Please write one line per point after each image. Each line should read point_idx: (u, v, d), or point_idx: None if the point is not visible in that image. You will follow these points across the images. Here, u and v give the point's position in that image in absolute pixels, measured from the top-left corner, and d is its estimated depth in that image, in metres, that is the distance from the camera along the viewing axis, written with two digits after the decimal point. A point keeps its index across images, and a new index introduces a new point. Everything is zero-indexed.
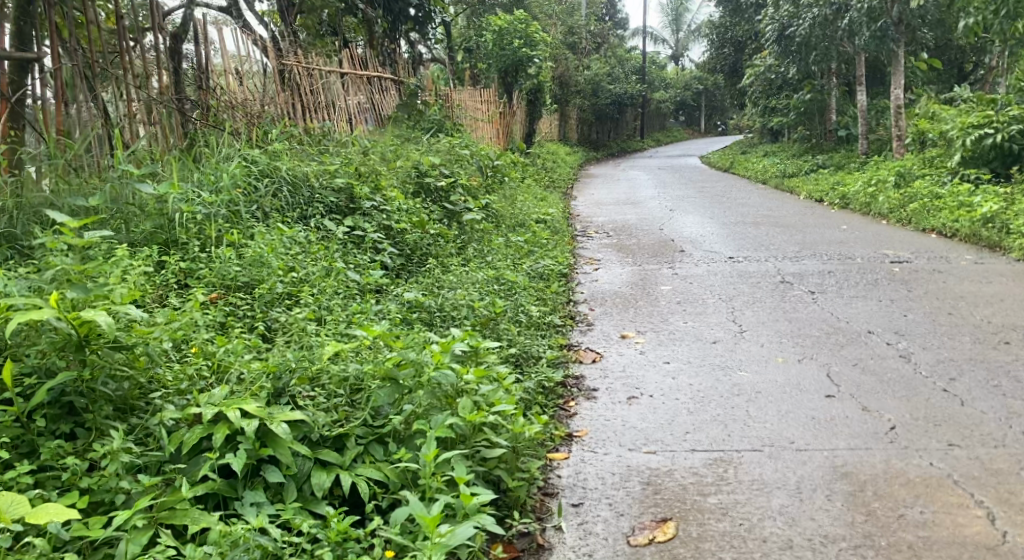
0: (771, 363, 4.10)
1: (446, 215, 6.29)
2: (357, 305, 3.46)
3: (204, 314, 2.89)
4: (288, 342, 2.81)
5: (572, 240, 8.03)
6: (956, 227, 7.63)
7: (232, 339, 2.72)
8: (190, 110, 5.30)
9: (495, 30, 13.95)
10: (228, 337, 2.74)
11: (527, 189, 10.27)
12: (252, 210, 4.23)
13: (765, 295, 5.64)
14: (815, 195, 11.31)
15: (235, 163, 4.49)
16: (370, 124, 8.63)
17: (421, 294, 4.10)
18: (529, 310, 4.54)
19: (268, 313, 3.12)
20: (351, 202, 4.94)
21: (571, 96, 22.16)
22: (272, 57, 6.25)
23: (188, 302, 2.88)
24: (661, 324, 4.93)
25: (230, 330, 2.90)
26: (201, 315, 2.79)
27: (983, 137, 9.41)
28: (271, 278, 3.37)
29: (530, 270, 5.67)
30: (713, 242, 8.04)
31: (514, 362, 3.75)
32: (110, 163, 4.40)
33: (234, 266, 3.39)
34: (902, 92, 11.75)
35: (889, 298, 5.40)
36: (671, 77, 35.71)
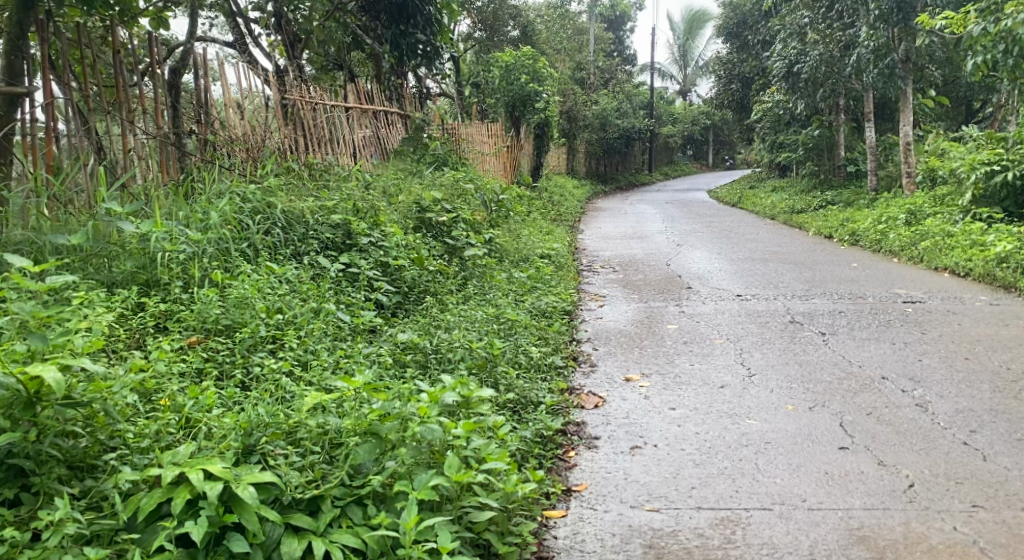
0: (779, 411, 3.93)
1: (447, 251, 6.16)
2: (345, 349, 3.34)
3: (176, 364, 2.79)
4: (266, 393, 2.69)
5: (577, 275, 7.89)
6: (970, 266, 7.47)
7: (204, 391, 2.63)
8: (188, 145, 5.24)
9: (503, 66, 14.04)
10: (201, 388, 2.64)
11: (532, 222, 10.19)
12: (243, 247, 4.11)
13: (774, 336, 5.47)
14: (824, 231, 11.18)
15: (226, 200, 4.37)
16: (375, 158, 8.58)
17: (416, 335, 3.97)
18: (529, 351, 4.39)
19: (248, 359, 3.00)
20: (347, 238, 4.82)
21: (579, 131, 22.20)
22: (274, 91, 6.20)
23: (158, 352, 2.77)
24: (668, 366, 4.75)
25: (205, 379, 2.80)
26: (167, 367, 2.69)
27: (993, 174, 9.29)
28: (254, 320, 3.25)
29: (532, 308, 5.53)
30: (721, 279, 7.89)
31: (511, 409, 3.60)
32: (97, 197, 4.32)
33: (216, 308, 3.27)
34: (911, 129, 11.68)
35: (902, 340, 5.23)
36: (679, 112, 35.93)
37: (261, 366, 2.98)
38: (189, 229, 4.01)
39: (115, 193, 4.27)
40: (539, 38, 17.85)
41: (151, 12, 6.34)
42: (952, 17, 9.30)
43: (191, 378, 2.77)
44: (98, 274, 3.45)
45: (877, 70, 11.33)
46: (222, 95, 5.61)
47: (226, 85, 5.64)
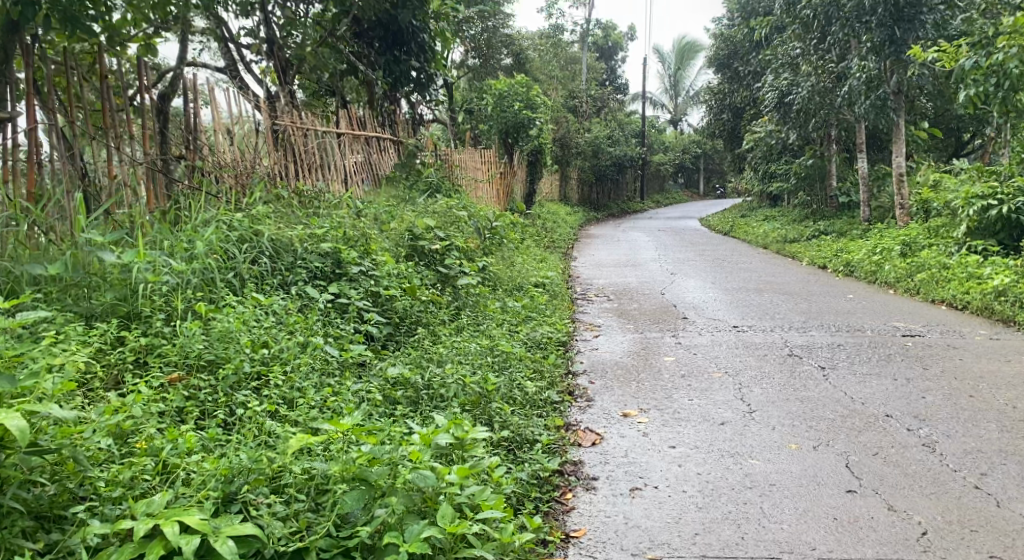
0: (782, 450, 3.81)
1: (439, 279, 6.03)
2: (333, 386, 3.22)
3: (155, 404, 2.67)
4: (251, 436, 2.58)
5: (571, 304, 7.79)
6: (967, 299, 7.42)
7: (182, 434, 2.51)
8: (176, 172, 5.14)
9: (496, 94, 14.05)
10: (180, 430, 2.53)
11: (525, 250, 10.10)
12: (230, 277, 3.99)
13: (773, 370, 5.36)
14: (818, 261, 11.14)
15: (212, 229, 4.23)
16: (367, 185, 8.49)
17: (407, 369, 3.84)
18: (524, 385, 4.26)
19: (232, 398, 2.88)
20: (337, 267, 4.71)
21: (572, 158, 22.23)
22: (266, 117, 6.13)
23: (135, 393, 2.66)
24: (666, 402, 4.63)
25: (185, 420, 2.68)
26: (144, 408, 2.57)
27: (987, 207, 9.28)
28: (238, 355, 3.11)
29: (526, 339, 5.41)
30: (716, 309, 7.79)
31: (505, 448, 3.47)
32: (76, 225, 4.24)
33: (199, 342, 3.13)
34: (904, 160, 11.71)
35: (903, 376, 5.13)
36: (671, 140, 36.13)
37: (245, 405, 2.86)
38: (173, 258, 3.87)
39: (97, 220, 4.16)
40: (532, 67, 17.92)
41: (140, 38, 6.30)
42: (944, 49, 9.35)
43: (172, 420, 2.65)
44: (76, 306, 3.32)
45: (870, 101, 11.31)
46: (212, 121, 5.52)
47: (217, 110, 5.55)
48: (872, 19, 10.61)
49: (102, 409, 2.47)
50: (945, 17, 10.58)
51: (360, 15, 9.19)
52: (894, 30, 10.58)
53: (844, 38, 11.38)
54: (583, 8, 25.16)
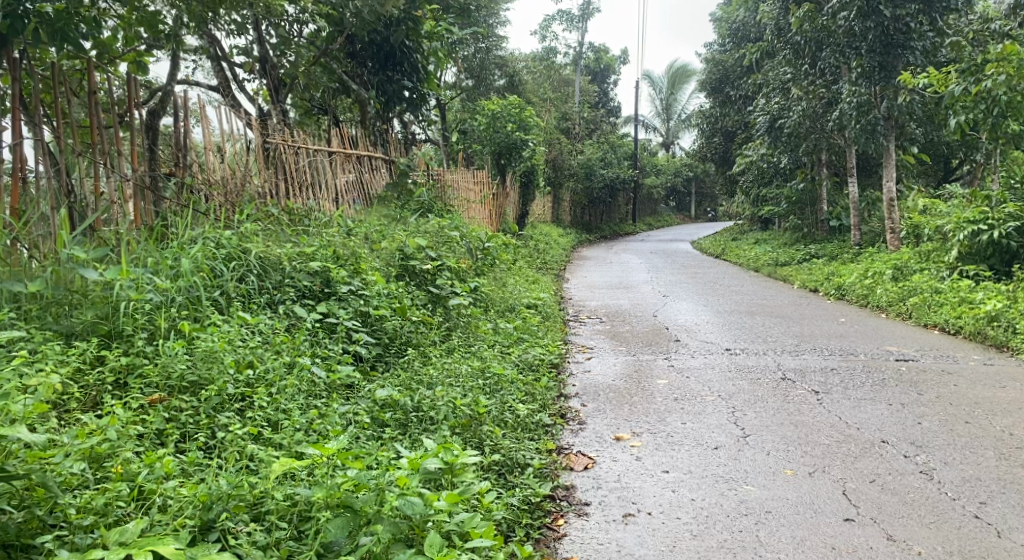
0: (777, 475, 3.75)
1: (431, 300, 5.96)
2: (320, 408, 3.15)
3: (133, 427, 2.59)
4: (233, 461, 2.50)
5: (563, 325, 7.72)
6: (960, 323, 7.41)
7: (160, 458, 2.44)
8: (165, 189, 5.09)
9: (489, 114, 14.06)
10: (158, 454, 2.46)
11: (518, 271, 10.05)
12: (216, 295, 3.91)
13: (767, 394, 5.29)
14: (810, 284, 11.14)
15: (198, 246, 4.15)
16: (359, 204, 8.44)
17: (396, 391, 3.77)
18: (516, 408, 4.19)
19: (214, 419, 2.81)
20: (327, 286, 4.64)
21: (564, 180, 22.26)
22: (257, 135, 6.08)
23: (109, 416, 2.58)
24: (659, 425, 4.55)
25: (163, 444, 2.60)
26: (120, 432, 2.49)
27: (978, 232, 9.31)
28: (222, 377, 3.03)
29: (518, 361, 5.34)
30: (708, 332, 7.74)
31: (495, 473, 3.39)
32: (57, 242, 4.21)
33: (181, 362, 3.05)
34: (894, 185, 11.76)
35: (898, 401, 5.08)
36: (663, 164, 36.31)
37: (228, 427, 2.79)
38: (157, 277, 3.78)
39: (78, 237, 4.13)
40: (525, 89, 17.98)
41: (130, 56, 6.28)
42: (934, 75, 9.41)
43: (151, 445, 2.57)
44: (55, 324, 3.25)
45: (859, 126, 11.31)
46: (203, 138, 5.47)
47: (207, 127, 5.50)
48: (862, 46, 10.73)
49: (75, 433, 2.39)
50: (934, 44, 10.70)
51: (354, 35, 9.21)
52: (884, 56, 10.69)
53: (835, 64, 11.50)
54: (576, 32, 25.36)
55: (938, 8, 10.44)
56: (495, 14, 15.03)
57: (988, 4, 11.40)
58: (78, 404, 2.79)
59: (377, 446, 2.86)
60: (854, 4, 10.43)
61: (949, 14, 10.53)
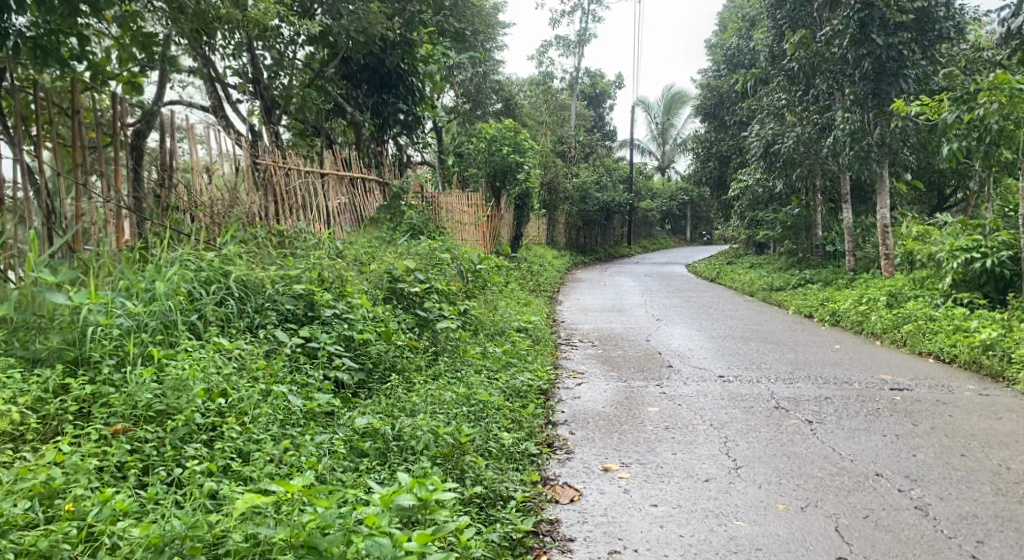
0: (767, 510, 3.65)
1: (418, 323, 5.85)
2: (296, 438, 3.06)
3: (91, 460, 2.56)
4: (194, 497, 2.44)
5: (555, 350, 7.62)
6: (955, 352, 7.33)
7: (114, 495, 2.38)
8: (149, 210, 5.01)
9: (484, 137, 14.05)
10: (114, 491, 2.41)
11: (510, 293, 9.95)
12: (193, 319, 3.82)
13: (760, 424, 5.18)
14: (805, 310, 11.08)
15: (175, 270, 4.05)
16: (350, 226, 8.37)
17: (377, 419, 3.67)
18: (501, 437, 4.08)
19: (180, 451, 2.73)
20: (310, 309, 4.54)
21: (559, 203, 22.25)
22: (247, 155, 6.01)
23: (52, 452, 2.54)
24: (649, 456, 4.44)
25: (122, 479, 2.53)
26: (74, 468, 2.48)
27: (972, 260, 9.28)
28: (191, 406, 2.94)
29: (506, 387, 5.23)
30: (701, 358, 7.65)
31: (476, 505, 3.30)
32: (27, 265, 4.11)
33: (149, 390, 2.97)
34: (888, 211, 11.75)
35: (892, 432, 4.99)
36: (658, 187, 36.40)
37: (195, 459, 2.71)
38: (131, 301, 3.69)
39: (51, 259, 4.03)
40: (521, 111, 18.02)
41: (124, 76, 6.21)
42: (927, 103, 9.43)
43: (112, 482, 2.50)
44: (21, 352, 3.18)
45: (853, 152, 11.26)
46: (190, 159, 5.40)
47: (196, 148, 5.42)
48: (855, 73, 10.79)
49: (17, 471, 2.40)
50: (927, 72, 10.76)
51: (349, 58, 9.22)
52: (877, 84, 10.77)
53: (828, 90, 11.57)
54: (573, 57, 25.53)
55: (929, 36, 10.53)
56: (492, 38, 15.08)
57: (980, 34, 11.48)
58: (38, 437, 2.73)
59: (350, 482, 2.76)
60: (847, 32, 10.58)
61: (941, 42, 10.60)
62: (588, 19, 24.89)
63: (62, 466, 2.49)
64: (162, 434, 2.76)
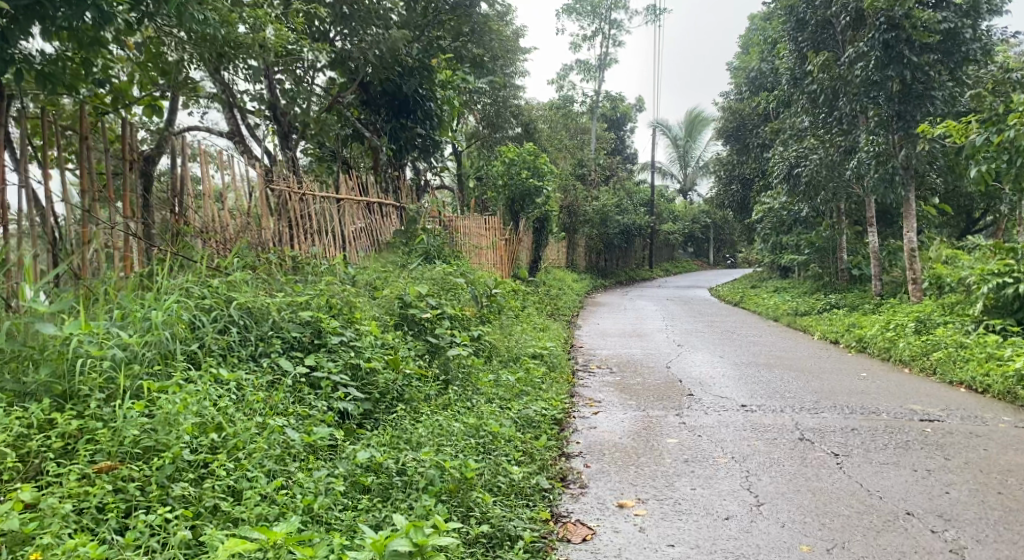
0: (792, 552, 3.48)
1: (429, 350, 5.71)
2: (293, 475, 3.00)
3: (68, 505, 2.51)
4: (171, 547, 2.43)
5: (571, 376, 7.46)
6: (988, 382, 7.07)
7: (85, 544, 2.34)
8: (158, 236, 4.98)
9: (505, 161, 14.00)
10: (88, 538, 2.38)
11: (527, 318, 9.82)
12: (187, 348, 3.73)
13: (783, 456, 4.97)
14: (830, 335, 10.81)
15: (175, 299, 3.94)
16: (366, 252, 8.30)
17: (380, 453, 3.57)
18: (510, 471, 3.93)
19: (169, 489, 2.70)
20: (317, 337, 4.45)
21: (579, 226, 22.13)
22: (259, 179, 5.97)
23: (21, 495, 2.49)
24: (665, 491, 4.26)
25: (102, 524, 2.50)
26: (48, 516, 2.44)
27: (1004, 285, 9.01)
28: (180, 442, 2.88)
29: (518, 417, 5.06)
30: (722, 385, 7.44)
31: (482, 546, 3.19)
32: (14, 290, 3.97)
33: (138, 425, 2.91)
34: (914, 235, 11.47)
35: (923, 466, 4.76)
36: (681, 210, 36.17)
37: (182, 499, 2.68)
38: (125, 331, 3.59)
39: (42, 285, 3.91)
40: (541, 136, 17.96)
41: (144, 101, 6.22)
42: (953, 126, 9.21)
43: (87, 530, 2.47)
44: (8, 384, 3.09)
45: (877, 175, 11.25)
46: (201, 184, 5.39)
47: (208, 174, 5.41)
48: (880, 95, 10.59)
49: None
50: (953, 93, 10.54)
51: (368, 83, 9.23)
52: (902, 106, 10.58)
53: (851, 113, 11.39)
54: (593, 81, 25.54)
55: (956, 58, 10.32)
56: (512, 63, 15.08)
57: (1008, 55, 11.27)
58: (18, 475, 2.69)
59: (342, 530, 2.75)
60: (871, 54, 10.41)
61: (968, 63, 10.39)
62: (608, 43, 24.91)
63: (39, 508, 2.48)
64: (148, 473, 2.71)
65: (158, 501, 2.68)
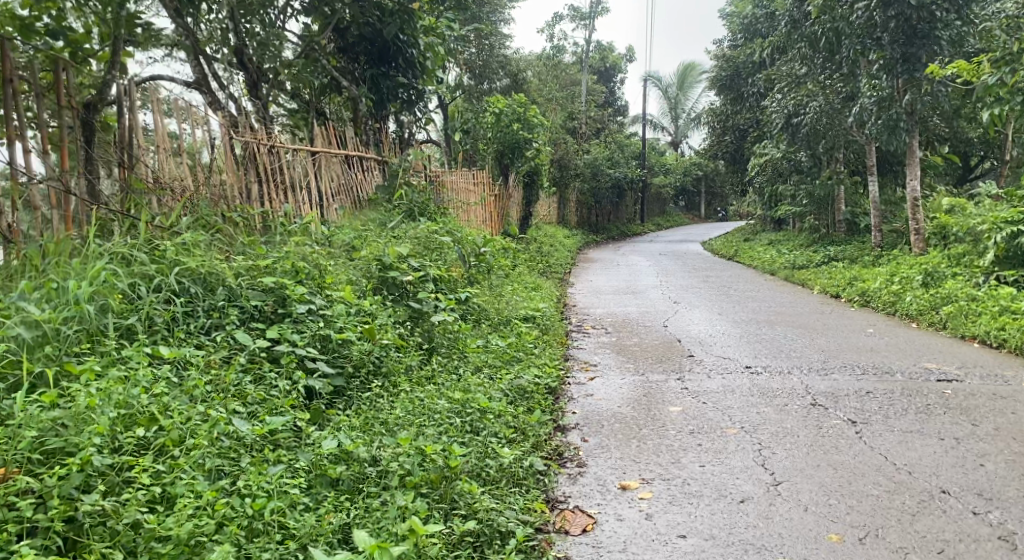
0: (819, 542, 3.08)
1: (411, 316, 5.22)
2: (243, 475, 2.63)
3: None
4: None
5: (564, 338, 7.04)
6: (1004, 336, 6.70)
7: None
8: (103, 195, 4.44)
9: (493, 112, 13.34)
10: None
11: (517, 278, 9.34)
12: (111, 322, 3.27)
13: (797, 425, 4.56)
14: (831, 289, 10.40)
15: (100, 265, 3.47)
16: (347, 208, 7.77)
17: (352, 440, 3.13)
18: (499, 453, 3.50)
19: (79, 503, 2.26)
20: (281, 307, 3.97)
21: (570, 180, 21.51)
22: (222, 130, 5.40)
23: None
24: (672, 469, 3.84)
25: None
26: None
27: (1017, 234, 8.57)
28: (91, 441, 2.43)
29: (509, 388, 4.62)
30: (724, 345, 7.03)
31: (468, 547, 2.77)
32: None
33: (38, 426, 2.47)
34: (918, 183, 10.96)
35: (950, 434, 4.37)
36: (673, 162, 35.57)
37: (95, 514, 2.25)
38: (39, 306, 3.14)
39: None
40: (530, 86, 17.23)
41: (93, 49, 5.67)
42: (965, 67, 8.61)
43: None
44: None
45: (881, 121, 10.65)
46: (155, 135, 4.83)
47: (162, 123, 4.85)
48: (883, 37, 9.94)
49: None
50: (962, 33, 9.74)
51: (344, 27, 8.54)
52: (907, 47, 9.86)
53: (853, 57, 10.76)
54: (583, 29, 24.63)
55: None
56: (498, 8, 14.29)
57: None
58: None
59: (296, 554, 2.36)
60: None
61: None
62: None
63: None
64: (49, 484, 2.27)
65: (67, 518, 2.25)
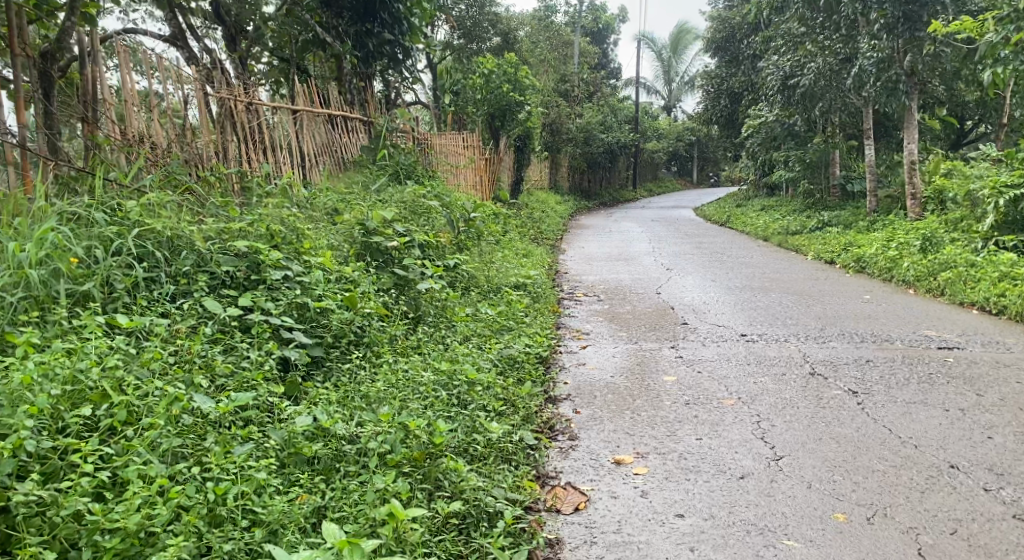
0: (824, 523, 2.92)
1: (396, 284, 4.98)
2: (206, 457, 2.45)
3: None
4: None
5: (556, 306, 6.83)
6: (1004, 303, 6.54)
7: None
8: (63, 152, 4.17)
9: (483, 74, 12.96)
10: None
11: (507, 243, 9.09)
12: (64, 288, 3.06)
13: (798, 395, 4.39)
14: (826, 255, 10.21)
15: (50, 226, 3.24)
16: (330, 169, 7.48)
17: (330, 416, 2.92)
18: (488, 428, 3.31)
19: (13, 492, 2.07)
20: (255, 274, 3.74)
21: (562, 145, 21.10)
22: (194, 85, 5.09)
23: None
24: (669, 442, 3.67)
25: None
26: None
27: (1018, 199, 8.36)
28: (28, 421, 2.23)
29: (498, 358, 4.42)
30: (719, 312, 6.84)
31: (454, 530, 2.59)
32: None
33: None
34: (915, 147, 10.72)
35: (955, 405, 4.21)
36: (666, 127, 35.13)
37: (31, 504, 2.06)
38: None
39: None
40: (521, 47, 16.77)
41: None
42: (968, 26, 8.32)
43: None
44: None
45: (879, 82, 10.35)
46: (122, 90, 4.52)
47: (129, 77, 4.53)
48: None
49: None
50: None
51: None
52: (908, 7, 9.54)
53: (852, 16, 10.42)
54: None
55: None
56: None
57: None
58: None
59: (261, 544, 2.18)
60: None
61: None
62: None
63: None
64: None
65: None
